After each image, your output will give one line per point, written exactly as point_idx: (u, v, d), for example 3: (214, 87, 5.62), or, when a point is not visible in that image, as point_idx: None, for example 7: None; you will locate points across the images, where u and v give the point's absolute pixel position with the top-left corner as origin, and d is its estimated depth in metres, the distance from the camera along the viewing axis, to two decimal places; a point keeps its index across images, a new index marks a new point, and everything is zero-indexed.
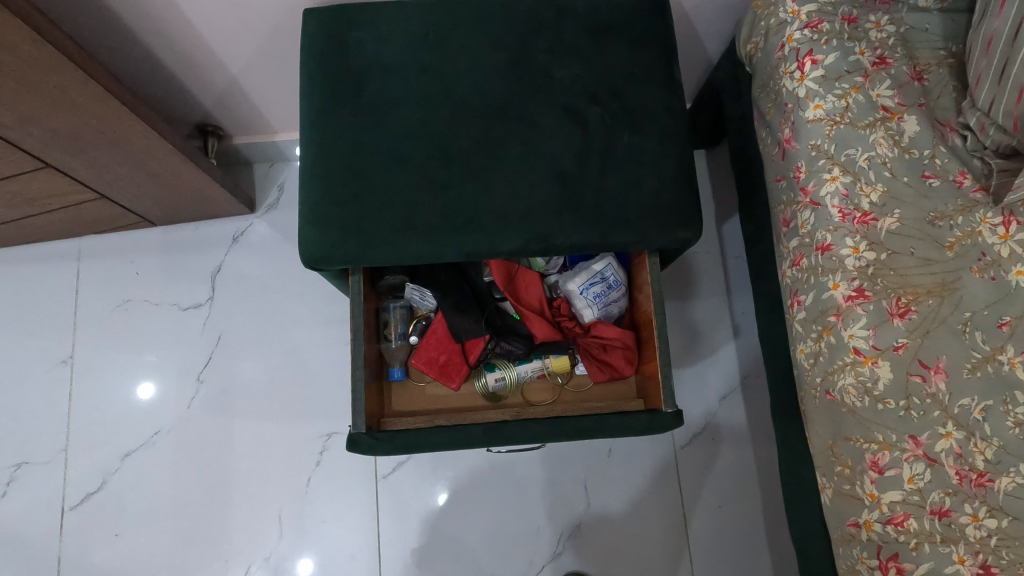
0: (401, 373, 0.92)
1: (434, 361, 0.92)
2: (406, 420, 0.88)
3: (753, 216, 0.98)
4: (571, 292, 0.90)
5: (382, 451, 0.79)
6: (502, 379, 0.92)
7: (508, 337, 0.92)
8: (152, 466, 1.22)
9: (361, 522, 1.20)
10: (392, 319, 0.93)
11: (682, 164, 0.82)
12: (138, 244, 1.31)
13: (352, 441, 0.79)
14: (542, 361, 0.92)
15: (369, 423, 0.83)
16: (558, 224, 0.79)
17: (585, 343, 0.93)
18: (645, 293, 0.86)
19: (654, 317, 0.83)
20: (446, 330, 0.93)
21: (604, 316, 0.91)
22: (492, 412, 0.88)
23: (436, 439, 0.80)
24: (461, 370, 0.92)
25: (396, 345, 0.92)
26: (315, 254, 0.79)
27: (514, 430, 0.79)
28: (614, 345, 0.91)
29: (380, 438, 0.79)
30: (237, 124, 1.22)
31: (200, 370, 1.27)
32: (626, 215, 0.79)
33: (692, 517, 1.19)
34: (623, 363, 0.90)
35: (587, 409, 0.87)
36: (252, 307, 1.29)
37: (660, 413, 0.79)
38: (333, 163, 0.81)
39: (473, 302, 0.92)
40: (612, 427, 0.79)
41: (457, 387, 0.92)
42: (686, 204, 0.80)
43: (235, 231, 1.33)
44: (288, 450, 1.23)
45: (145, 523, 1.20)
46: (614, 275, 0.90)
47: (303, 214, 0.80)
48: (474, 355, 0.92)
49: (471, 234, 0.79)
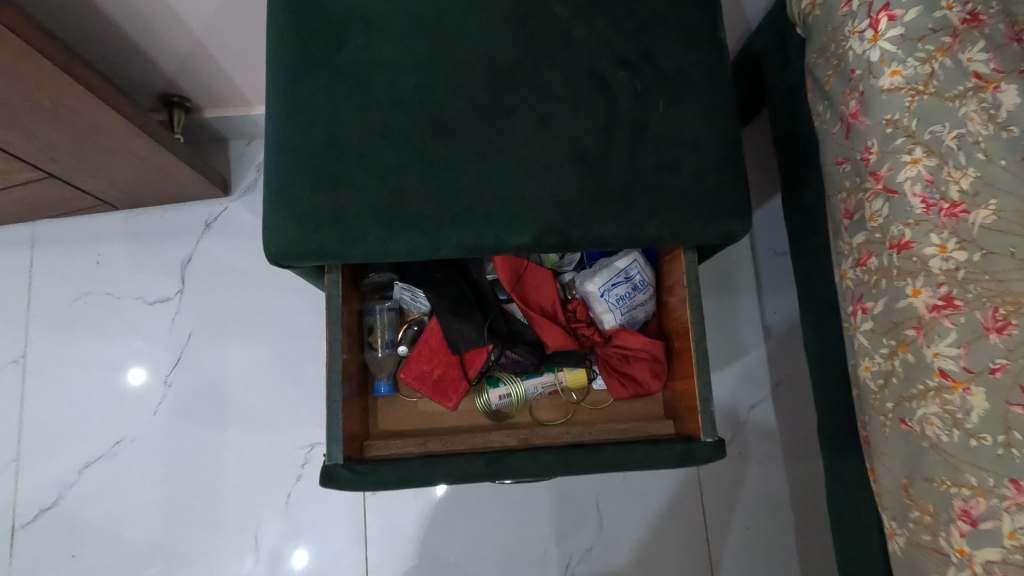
0: (389, 388, 0.79)
1: (426, 376, 0.79)
2: (395, 444, 0.76)
3: (797, 206, 0.84)
4: (590, 294, 0.77)
5: (364, 486, 0.67)
6: (507, 396, 0.80)
7: (514, 346, 0.78)
8: (114, 478, 1.10)
9: (348, 545, 1.08)
10: (378, 323, 0.81)
11: (728, 142, 0.68)
12: (98, 231, 1.17)
13: (326, 475, 0.66)
14: (554, 374, 0.80)
15: (349, 452, 0.71)
16: (577, 214, 0.65)
17: (605, 353, 0.79)
18: (678, 296, 0.73)
19: (690, 326, 0.70)
20: (441, 339, 0.80)
21: (628, 322, 0.78)
22: (496, 437, 0.76)
23: (428, 472, 0.67)
24: (459, 387, 0.79)
25: (383, 355, 0.80)
26: (281, 247, 0.65)
27: (523, 463, 0.67)
28: (638, 355, 0.78)
29: (361, 471, 0.67)
30: (207, 94, 1.07)
31: (168, 372, 1.13)
32: (659, 204, 0.65)
33: (716, 540, 1.07)
34: (649, 377, 0.77)
35: (607, 435, 0.76)
36: (228, 302, 1.16)
37: (699, 443, 0.66)
38: (304, 137, 0.67)
39: (473, 305, 0.78)
40: (640, 460, 0.66)
41: (455, 408, 0.80)
42: (733, 192, 0.66)
43: (208, 217, 1.18)
44: (267, 462, 1.11)
45: (107, 542, 1.08)
46: (640, 274, 0.76)
47: (269, 200, 0.66)
48: (473, 368, 0.79)
49: (472, 226, 0.65)
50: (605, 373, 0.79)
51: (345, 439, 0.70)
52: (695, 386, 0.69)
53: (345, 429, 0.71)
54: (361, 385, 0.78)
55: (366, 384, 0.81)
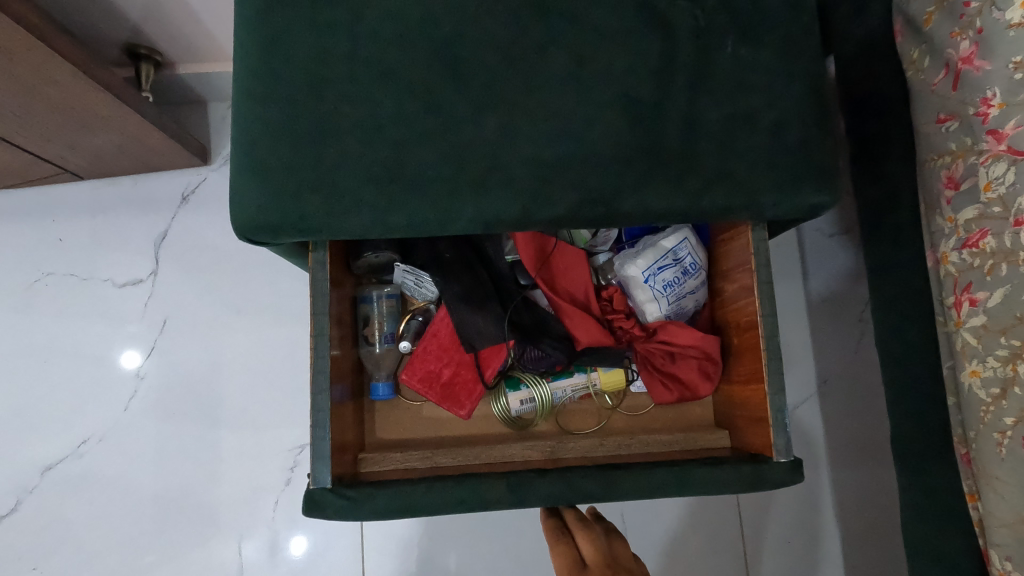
0: (388, 390, 0.69)
1: (434, 378, 0.69)
2: (396, 457, 0.66)
3: (863, 175, 0.70)
4: (630, 281, 0.67)
5: (358, 515, 0.56)
6: (531, 401, 0.69)
7: (539, 341, 0.68)
8: (80, 482, 0.97)
9: (343, 559, 0.96)
10: (376, 313, 0.70)
11: (812, 91, 0.54)
12: (59, 203, 1.03)
13: (310, 502, 0.55)
14: (586, 375, 0.70)
15: (339, 470, 0.59)
16: (624, 180, 0.53)
17: (646, 349, 0.70)
18: (740, 283, 0.62)
19: (760, 319, 0.58)
20: (452, 334, 0.70)
21: (675, 313, 0.68)
22: (516, 449, 0.67)
23: (438, 501, 0.56)
24: (473, 392, 0.69)
25: (381, 351, 0.69)
26: (252, 218, 0.52)
27: (554, 488, 0.56)
28: (686, 354, 0.69)
29: (354, 498, 0.55)
30: (179, 45, 0.92)
31: (140, 364, 1.00)
32: (727, 168, 0.53)
33: (756, 557, 0.95)
34: (698, 379, 0.68)
35: (647, 450, 0.67)
36: (205, 287, 1.02)
37: (769, 464, 0.56)
38: (281, 80, 0.54)
39: (491, 292, 0.68)
40: (699, 485, 0.56)
41: (468, 416, 0.69)
42: (820, 152, 0.54)
43: (184, 188, 1.04)
44: (252, 465, 0.98)
45: (74, 557, 0.95)
46: (691, 255, 0.66)
47: (237, 159, 0.54)
48: (491, 369, 0.69)
49: (492, 193, 0.52)
50: (645, 374, 0.70)
51: (335, 454, 0.59)
52: (764, 393, 0.59)
53: (335, 439, 0.59)
54: (355, 386, 0.67)
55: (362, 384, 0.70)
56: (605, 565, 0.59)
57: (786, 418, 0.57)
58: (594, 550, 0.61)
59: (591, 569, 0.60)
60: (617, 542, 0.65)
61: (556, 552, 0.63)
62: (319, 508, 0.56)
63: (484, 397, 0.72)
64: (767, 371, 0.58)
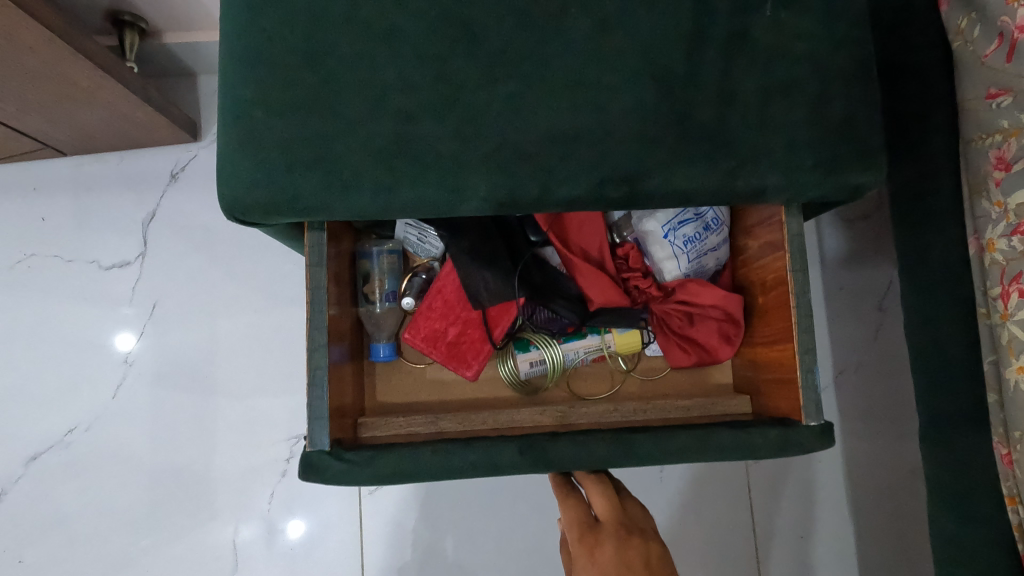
0: (388, 350, 0.68)
1: (439, 337, 0.67)
2: (397, 423, 0.64)
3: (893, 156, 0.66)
4: (649, 236, 0.67)
5: (358, 481, 0.52)
6: (542, 363, 0.69)
7: (550, 301, 0.67)
8: (66, 473, 0.93)
9: (341, 552, 0.92)
10: (375, 270, 0.69)
11: (851, 66, 0.51)
12: (41, 180, 0.98)
13: (307, 466, 0.52)
14: (600, 337, 0.70)
15: (338, 434, 0.57)
16: (652, 156, 0.49)
17: (663, 311, 0.69)
18: (768, 240, 0.59)
19: (789, 276, 0.55)
20: (457, 291, 0.68)
21: (696, 272, 0.68)
22: (525, 415, 0.65)
23: (444, 463, 0.53)
24: (481, 351, 0.68)
25: (382, 310, 0.69)
26: (240, 196, 0.48)
27: (569, 452, 0.53)
28: (705, 316, 0.68)
29: (354, 461, 0.52)
30: (168, 14, 0.86)
31: (128, 351, 0.96)
32: (759, 147, 0.49)
33: (766, 552, 0.92)
34: (718, 341, 0.68)
35: (662, 415, 0.65)
36: (196, 270, 0.97)
37: (798, 428, 0.54)
38: (272, 43, 0.49)
39: (503, 251, 0.65)
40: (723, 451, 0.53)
41: (475, 377, 0.68)
42: (859, 131, 0.50)
43: (173, 166, 0.99)
44: (246, 454, 0.94)
45: (61, 549, 0.92)
46: (712, 212, 0.67)
47: (224, 131, 0.49)
48: (499, 329, 0.68)
49: (507, 171, 0.48)
50: (662, 337, 0.69)
51: (334, 419, 0.56)
52: (792, 351, 0.56)
53: (334, 404, 0.56)
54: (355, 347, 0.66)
55: (361, 344, 0.69)
56: (615, 521, 0.57)
57: (817, 378, 0.54)
58: (606, 505, 0.58)
59: (604, 525, 0.57)
60: (630, 500, 0.62)
61: (565, 506, 0.60)
62: (318, 472, 0.52)
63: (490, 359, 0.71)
64: (794, 329, 0.55)
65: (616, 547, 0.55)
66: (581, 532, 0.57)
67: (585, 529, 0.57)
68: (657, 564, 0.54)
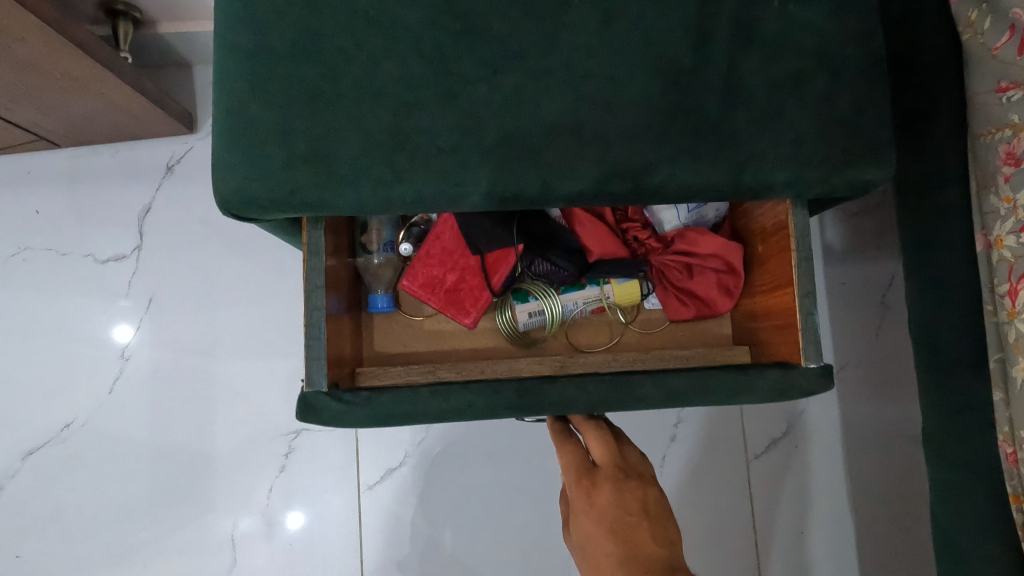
0: (387, 301, 0.69)
1: (437, 284, 0.68)
2: (394, 371, 0.64)
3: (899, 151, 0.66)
4: None
5: (355, 420, 0.53)
6: (541, 314, 0.69)
7: (547, 254, 0.67)
8: (63, 468, 0.92)
9: (341, 546, 0.92)
10: (374, 221, 0.69)
11: (861, 59, 0.50)
12: (37, 171, 0.96)
13: (305, 406, 0.52)
14: (600, 288, 0.69)
15: (337, 377, 0.58)
16: (656, 150, 0.48)
17: (663, 263, 0.69)
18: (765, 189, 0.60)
19: (790, 219, 0.55)
20: (456, 237, 0.69)
21: (695, 222, 0.69)
22: (524, 363, 0.65)
23: (441, 405, 0.53)
24: (479, 299, 0.68)
25: (380, 262, 0.70)
26: (236, 189, 0.47)
27: (568, 393, 0.53)
28: (705, 268, 0.69)
29: (354, 402, 0.52)
30: (163, 4, 0.84)
31: (125, 345, 0.95)
32: (766, 142, 0.48)
33: (766, 546, 0.92)
34: (717, 292, 0.69)
35: (663, 364, 0.66)
36: (194, 261, 0.96)
37: (799, 369, 0.54)
38: (268, 33, 0.48)
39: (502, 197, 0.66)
40: (720, 392, 0.54)
41: (473, 325, 0.68)
42: (868, 126, 0.49)
43: (169, 158, 0.98)
44: (244, 447, 0.94)
45: (59, 542, 0.91)
46: None
47: (219, 123, 0.48)
48: (498, 275, 0.68)
49: (508, 166, 0.47)
50: (660, 289, 0.70)
51: (333, 367, 0.57)
52: (792, 295, 0.57)
53: (334, 354, 0.57)
54: (353, 299, 0.67)
55: (359, 297, 0.70)
56: (613, 465, 0.57)
57: (817, 321, 0.55)
58: (605, 448, 0.58)
59: (602, 468, 0.57)
60: (628, 446, 0.61)
61: (563, 452, 0.60)
62: (317, 413, 0.52)
63: (488, 310, 0.72)
64: (795, 273, 0.55)
65: (614, 491, 0.55)
66: (579, 475, 0.57)
67: (582, 473, 0.57)
68: (654, 508, 0.55)
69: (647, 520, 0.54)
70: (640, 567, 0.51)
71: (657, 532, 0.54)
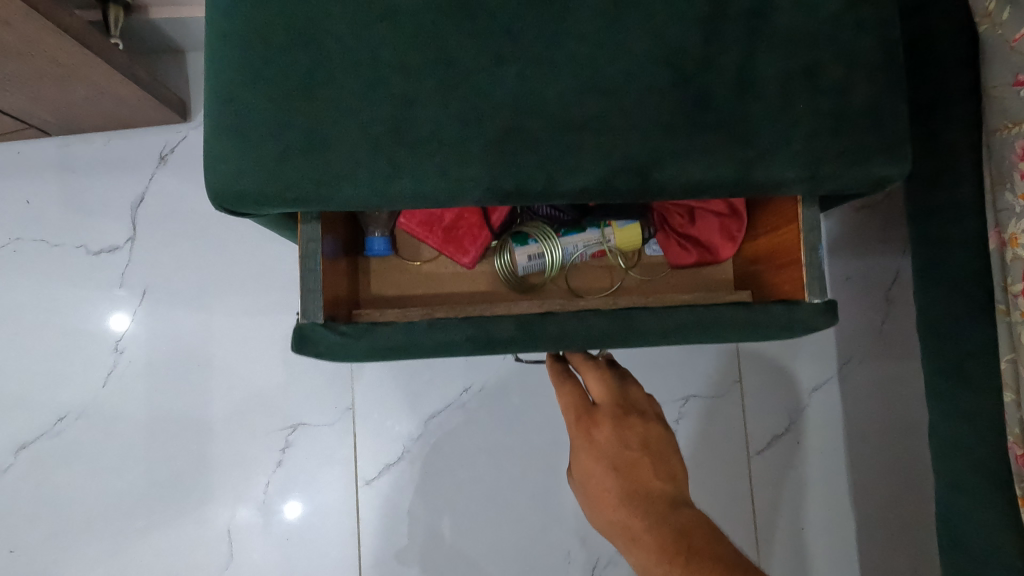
0: (383, 243, 0.67)
1: (436, 222, 0.68)
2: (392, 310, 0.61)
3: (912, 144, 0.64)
4: None
5: (354, 354, 0.51)
6: (539, 258, 0.68)
7: None
8: (57, 461, 0.91)
9: (339, 538, 0.91)
10: None
11: (877, 51, 0.48)
12: (27, 159, 0.94)
13: (300, 338, 0.51)
14: (600, 231, 0.69)
15: (332, 312, 0.56)
16: (665, 146, 0.46)
17: (664, 207, 0.71)
18: None
19: None
20: None
21: None
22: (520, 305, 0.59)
23: (436, 338, 0.51)
24: (477, 238, 0.69)
25: None
26: (230, 181, 0.45)
27: (570, 325, 0.51)
28: (707, 212, 0.69)
29: (349, 333, 0.50)
30: None
31: (119, 337, 0.93)
32: (778, 137, 0.47)
33: (767, 539, 0.91)
34: (720, 236, 0.69)
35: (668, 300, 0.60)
36: (188, 250, 0.95)
37: (802, 305, 0.52)
38: (263, 21, 0.46)
39: None
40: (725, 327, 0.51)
41: (471, 264, 0.70)
42: (884, 123, 0.48)
43: (163, 147, 0.96)
44: (241, 439, 0.92)
45: (55, 536, 0.90)
46: None
47: (212, 112, 0.46)
48: (498, 214, 0.69)
49: (512, 161, 0.46)
50: (662, 234, 0.71)
51: (328, 306, 0.55)
52: (797, 230, 0.56)
53: (329, 293, 0.56)
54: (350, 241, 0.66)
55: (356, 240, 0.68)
56: (614, 403, 0.56)
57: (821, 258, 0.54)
58: (604, 386, 0.57)
59: (601, 406, 0.56)
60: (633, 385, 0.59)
61: (563, 392, 0.58)
62: (311, 345, 0.51)
63: (485, 255, 0.71)
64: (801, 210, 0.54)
65: (614, 430, 0.55)
66: (577, 416, 0.56)
67: (580, 412, 0.56)
68: (655, 445, 0.55)
69: (648, 455, 0.54)
70: (642, 503, 0.52)
71: (659, 467, 0.54)
